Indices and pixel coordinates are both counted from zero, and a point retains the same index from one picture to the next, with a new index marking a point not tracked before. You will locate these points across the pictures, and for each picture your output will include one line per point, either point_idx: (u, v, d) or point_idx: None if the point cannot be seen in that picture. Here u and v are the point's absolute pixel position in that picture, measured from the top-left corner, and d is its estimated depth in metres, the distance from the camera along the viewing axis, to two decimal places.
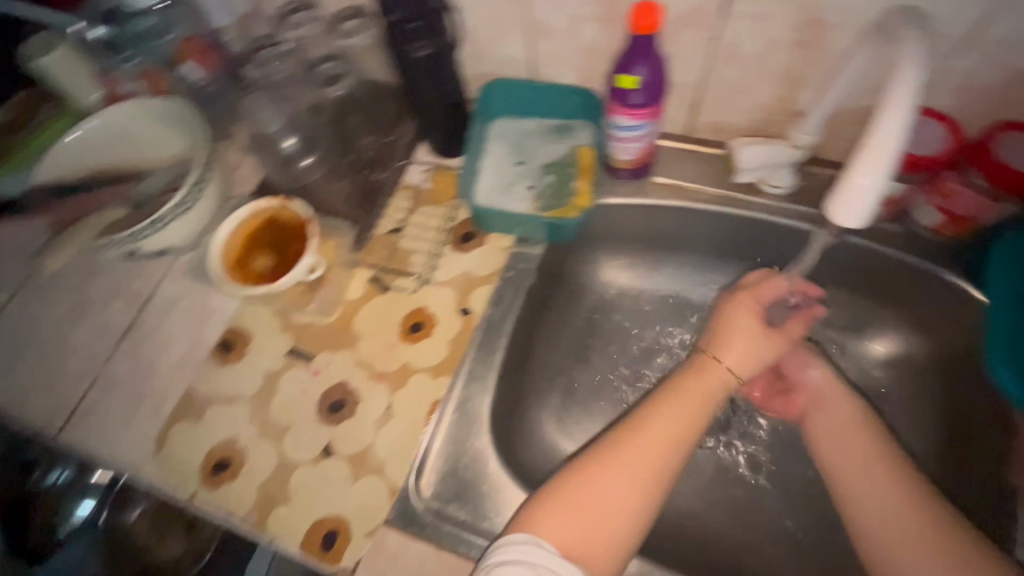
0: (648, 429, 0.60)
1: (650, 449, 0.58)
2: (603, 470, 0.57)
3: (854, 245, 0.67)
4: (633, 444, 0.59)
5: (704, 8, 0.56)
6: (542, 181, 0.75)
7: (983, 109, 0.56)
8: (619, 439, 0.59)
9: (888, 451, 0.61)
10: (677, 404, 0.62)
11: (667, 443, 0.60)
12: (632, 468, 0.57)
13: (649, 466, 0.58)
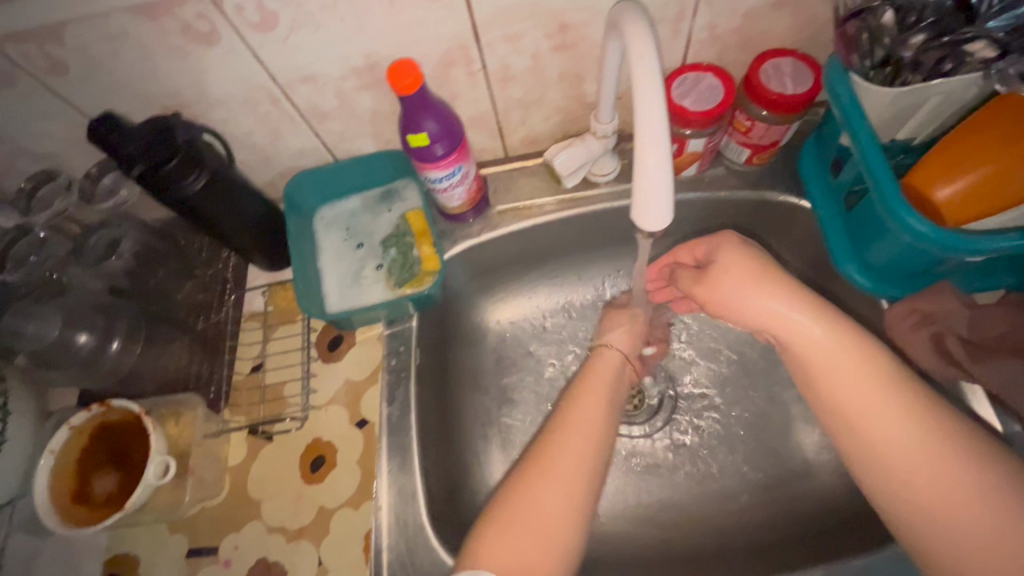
0: (541, 483, 0.52)
1: (547, 500, 0.51)
2: (499, 541, 0.49)
3: (693, 200, 0.70)
4: (525, 499, 0.52)
5: (459, 46, 0.55)
6: (387, 256, 0.70)
7: (736, 48, 0.59)
8: (512, 491, 0.53)
9: (890, 378, 0.49)
10: (592, 404, 0.59)
11: (568, 487, 0.52)
12: (535, 522, 0.50)
13: (554, 490, 0.52)
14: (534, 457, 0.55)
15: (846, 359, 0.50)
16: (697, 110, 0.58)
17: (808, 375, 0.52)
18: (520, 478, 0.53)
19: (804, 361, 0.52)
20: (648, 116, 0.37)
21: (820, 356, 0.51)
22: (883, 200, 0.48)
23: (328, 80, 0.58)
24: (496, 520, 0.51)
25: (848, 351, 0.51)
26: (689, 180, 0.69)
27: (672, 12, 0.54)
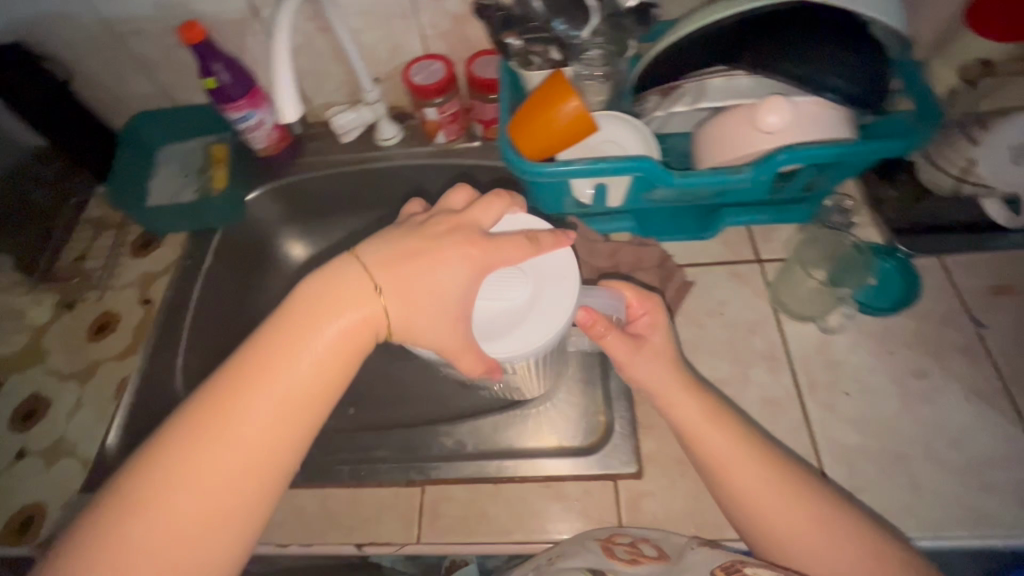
0: (292, 358, 0.41)
1: (276, 401, 0.40)
2: (183, 468, 0.38)
3: (453, 165, 0.89)
4: (250, 409, 0.40)
5: (245, 19, 0.75)
6: (200, 182, 0.87)
7: (462, 44, 0.80)
8: (237, 390, 0.40)
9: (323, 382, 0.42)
10: (406, 277, 0.43)
11: (314, 389, 0.42)
12: (225, 439, 0.39)
13: (300, 403, 0.41)
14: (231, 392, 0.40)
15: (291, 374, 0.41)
16: (421, 85, 0.78)
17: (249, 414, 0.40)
18: (236, 388, 0.40)
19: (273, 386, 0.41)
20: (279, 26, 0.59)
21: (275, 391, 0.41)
22: (504, 154, 0.64)
23: (152, 36, 0.77)
24: (129, 501, 0.37)
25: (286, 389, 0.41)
26: (447, 148, 0.89)
27: (398, 10, 0.75)
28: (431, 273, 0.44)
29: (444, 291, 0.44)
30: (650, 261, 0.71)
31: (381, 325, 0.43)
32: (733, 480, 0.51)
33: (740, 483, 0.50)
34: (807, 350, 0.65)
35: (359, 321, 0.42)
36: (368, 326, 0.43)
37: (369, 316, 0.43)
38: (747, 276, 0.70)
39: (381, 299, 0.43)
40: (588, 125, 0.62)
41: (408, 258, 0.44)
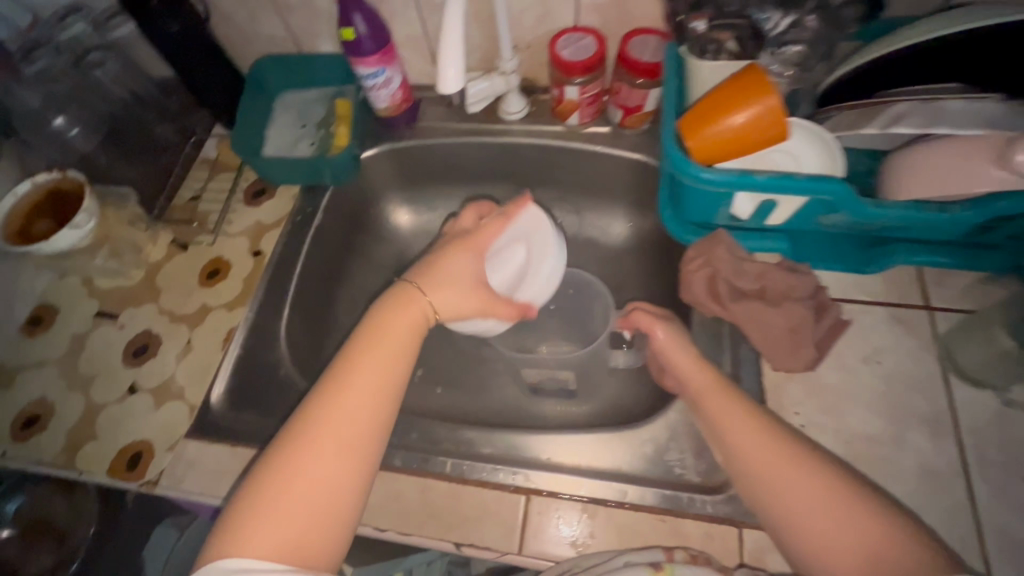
0: (365, 351, 0.52)
1: (365, 387, 0.50)
2: (305, 453, 0.46)
3: (579, 150, 0.83)
4: (347, 391, 0.49)
5: None
6: (318, 136, 0.85)
7: (618, 20, 0.72)
8: (331, 388, 0.49)
9: (384, 374, 0.51)
10: (445, 276, 0.57)
11: (388, 361, 0.52)
12: (332, 423, 0.48)
13: (387, 376, 0.51)
14: (318, 394, 0.49)
15: (365, 370, 0.51)
16: (568, 62, 0.72)
17: (341, 414, 0.48)
18: (331, 387, 0.50)
19: (353, 381, 0.50)
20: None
21: (362, 384, 0.50)
22: (666, 150, 0.57)
23: None
24: (272, 480, 0.45)
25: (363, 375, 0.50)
26: (575, 131, 0.83)
27: None
28: (452, 272, 0.58)
29: (465, 278, 0.58)
30: (803, 291, 0.63)
31: (427, 314, 0.56)
32: (777, 505, 0.48)
33: (789, 508, 0.48)
34: (980, 421, 0.57)
35: (411, 314, 0.55)
36: (420, 315, 0.56)
37: (418, 309, 0.56)
38: (912, 323, 0.62)
39: (422, 295, 0.56)
40: (772, 129, 0.54)
41: (433, 275, 0.57)
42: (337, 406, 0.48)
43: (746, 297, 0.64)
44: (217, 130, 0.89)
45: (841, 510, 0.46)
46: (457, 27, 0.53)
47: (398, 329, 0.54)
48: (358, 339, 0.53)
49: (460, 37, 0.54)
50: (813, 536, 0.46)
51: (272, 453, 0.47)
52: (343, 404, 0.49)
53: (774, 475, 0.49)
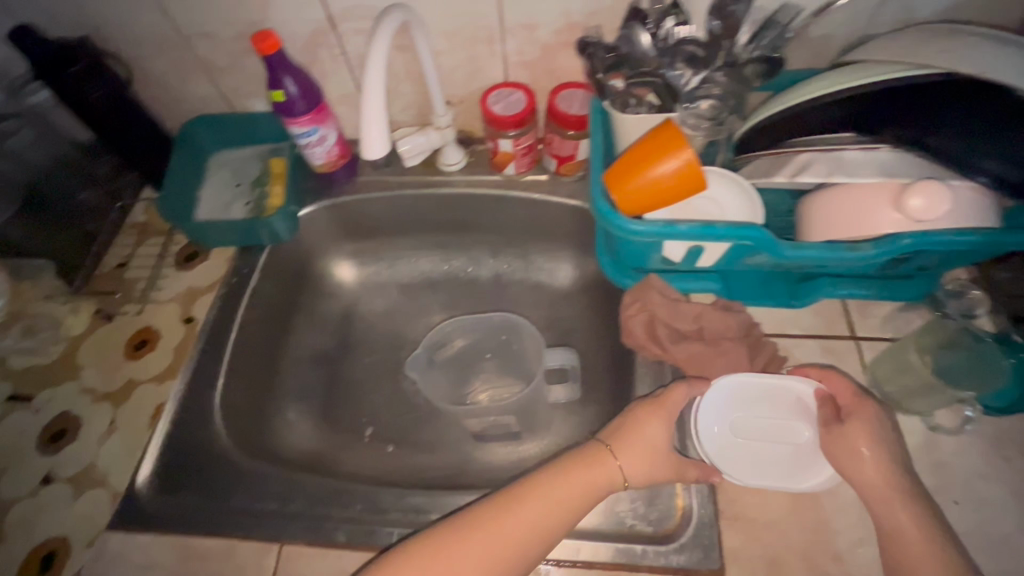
0: (564, 483, 0.55)
1: (524, 522, 0.52)
2: None
3: (520, 198, 0.85)
4: (496, 526, 0.52)
5: (321, 31, 0.70)
6: (254, 195, 0.83)
7: (546, 75, 0.75)
8: (504, 506, 0.53)
9: (542, 533, 0.53)
10: (637, 440, 0.57)
11: (548, 522, 0.53)
12: (501, 541, 0.51)
13: (565, 515, 0.54)
14: (478, 513, 0.53)
15: (536, 510, 0.53)
16: (500, 116, 0.73)
17: (494, 532, 0.52)
18: (514, 497, 0.54)
19: (510, 518, 0.53)
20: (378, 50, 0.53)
21: (521, 519, 0.52)
22: (595, 202, 0.59)
23: (220, 40, 0.73)
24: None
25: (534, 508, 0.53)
26: (515, 180, 0.84)
27: (484, 35, 0.70)
28: (649, 432, 0.57)
29: (658, 466, 0.56)
30: (738, 330, 0.65)
31: (616, 481, 0.56)
32: (893, 539, 0.51)
33: (897, 544, 0.50)
34: (911, 447, 0.59)
35: (602, 475, 0.56)
36: (608, 480, 0.56)
37: (607, 472, 0.56)
38: (841, 354, 0.65)
39: (619, 463, 0.56)
40: (693, 181, 0.56)
41: (625, 436, 0.57)
42: (484, 532, 0.52)
43: (685, 338, 0.65)
44: (145, 193, 0.86)
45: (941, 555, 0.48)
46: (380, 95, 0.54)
47: (578, 478, 0.55)
48: (547, 471, 0.56)
49: (381, 108, 0.55)
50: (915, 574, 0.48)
51: (408, 554, 0.51)
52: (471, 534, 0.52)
53: (887, 511, 0.51)
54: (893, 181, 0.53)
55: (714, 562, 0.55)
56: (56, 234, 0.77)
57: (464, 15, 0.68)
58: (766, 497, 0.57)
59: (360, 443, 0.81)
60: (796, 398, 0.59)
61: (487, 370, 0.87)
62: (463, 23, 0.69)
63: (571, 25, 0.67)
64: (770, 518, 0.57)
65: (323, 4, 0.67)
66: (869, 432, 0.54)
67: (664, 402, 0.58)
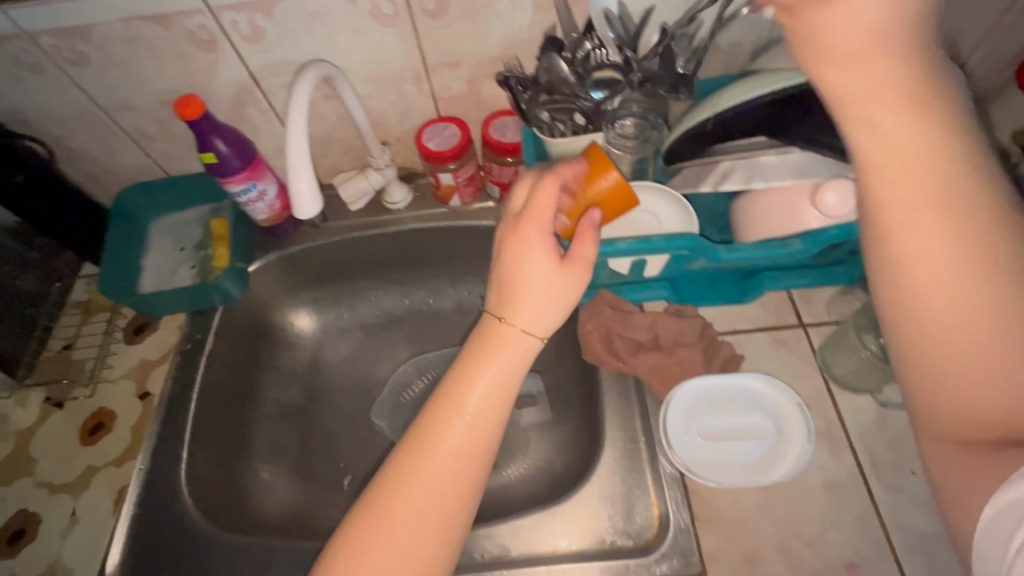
0: (473, 392, 0.48)
1: (451, 447, 0.46)
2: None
3: (468, 226, 0.86)
4: (422, 473, 0.45)
5: (246, 90, 0.70)
6: (200, 258, 0.82)
7: (476, 106, 0.76)
8: (424, 444, 0.47)
9: (474, 443, 0.47)
10: (535, 289, 0.49)
11: (481, 427, 0.47)
12: (438, 476, 0.45)
13: (488, 413, 0.47)
14: (404, 463, 0.46)
15: (464, 427, 0.47)
16: (435, 152, 0.74)
17: (433, 482, 0.45)
18: (429, 432, 0.47)
19: (432, 457, 0.46)
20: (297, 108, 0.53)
21: (449, 449, 0.46)
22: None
23: (144, 109, 0.72)
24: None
25: (459, 430, 0.47)
26: (461, 210, 0.85)
27: (409, 75, 0.71)
28: (542, 268, 0.49)
29: (566, 292, 0.50)
30: (692, 334, 0.66)
31: (530, 343, 0.49)
32: (922, 318, 0.37)
33: (933, 313, 0.36)
34: (865, 425, 0.61)
35: (506, 354, 0.49)
36: (516, 346, 0.49)
37: (514, 342, 0.49)
38: (792, 343, 0.67)
39: (520, 324, 0.49)
40: (626, 200, 0.58)
41: (517, 291, 0.49)
42: (410, 484, 0.45)
43: (642, 348, 0.67)
44: (87, 269, 0.84)
45: (977, 285, 0.35)
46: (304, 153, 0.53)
47: (489, 372, 0.48)
48: (457, 375, 0.48)
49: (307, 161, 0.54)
50: (941, 323, 0.36)
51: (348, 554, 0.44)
52: (413, 486, 0.45)
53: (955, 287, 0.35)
54: (809, 181, 0.55)
55: (696, 567, 0.56)
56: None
57: (387, 59, 0.68)
58: (738, 494, 0.59)
59: (339, 493, 0.80)
60: (776, 406, 0.61)
61: None
62: (386, 66, 0.69)
63: (493, 58, 0.69)
64: (743, 516, 0.58)
65: (243, 64, 0.67)
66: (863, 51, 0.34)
67: (544, 236, 0.49)
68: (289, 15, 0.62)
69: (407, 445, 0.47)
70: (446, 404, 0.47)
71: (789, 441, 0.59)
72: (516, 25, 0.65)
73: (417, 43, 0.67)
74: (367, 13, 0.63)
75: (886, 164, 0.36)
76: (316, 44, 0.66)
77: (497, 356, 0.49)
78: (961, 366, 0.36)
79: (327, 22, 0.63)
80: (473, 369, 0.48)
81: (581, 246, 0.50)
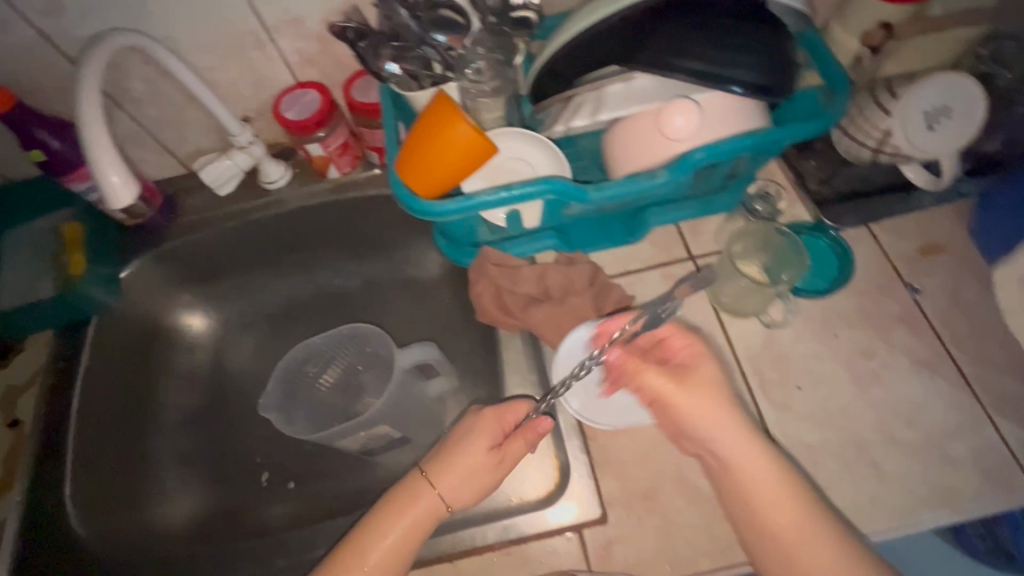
0: (386, 532, 0.52)
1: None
2: None
3: (356, 199, 0.81)
4: None
5: (64, 74, 0.63)
6: (57, 268, 0.74)
7: (336, 68, 0.71)
8: (339, 572, 0.50)
9: (388, 564, 0.51)
10: (459, 479, 0.53)
11: (397, 552, 0.51)
12: None
13: (406, 550, 0.52)
14: None
15: (377, 553, 0.51)
16: (296, 122, 0.69)
17: None
18: (346, 560, 0.51)
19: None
20: (87, 106, 0.50)
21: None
22: (392, 189, 0.56)
23: None
24: None
25: (373, 562, 0.50)
26: (345, 183, 0.80)
27: (250, 40, 0.65)
28: (463, 471, 0.54)
29: (483, 477, 0.54)
30: (581, 281, 0.65)
31: (441, 512, 0.53)
32: (774, 545, 0.48)
33: (766, 520, 0.49)
34: (753, 349, 0.61)
35: (422, 512, 0.53)
36: (432, 517, 0.53)
37: (429, 507, 0.53)
38: (681, 277, 0.66)
39: (437, 490, 0.53)
40: (485, 147, 0.55)
41: (444, 464, 0.54)
42: None
43: (533, 301, 0.65)
44: None
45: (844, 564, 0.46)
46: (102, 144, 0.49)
47: (406, 494, 0.53)
48: (382, 505, 0.53)
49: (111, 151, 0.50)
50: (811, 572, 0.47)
51: None
52: None
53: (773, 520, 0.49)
54: (652, 106, 0.54)
55: (596, 510, 0.56)
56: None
57: (218, 23, 0.62)
58: (634, 433, 0.59)
59: (257, 490, 0.77)
60: None
61: (366, 382, 0.74)
62: (219, 32, 0.63)
63: (337, 10, 0.63)
64: (639, 453, 0.58)
65: (49, 45, 0.60)
66: (715, 421, 0.52)
67: (478, 430, 0.55)
68: None
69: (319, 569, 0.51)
70: (366, 527, 0.52)
71: None
72: None
73: (246, 2, 0.60)
74: None
75: (707, 404, 0.52)
76: (130, 13, 0.59)
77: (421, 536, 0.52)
78: (803, 552, 0.47)
79: None
80: (401, 501, 0.53)
81: (513, 445, 0.55)
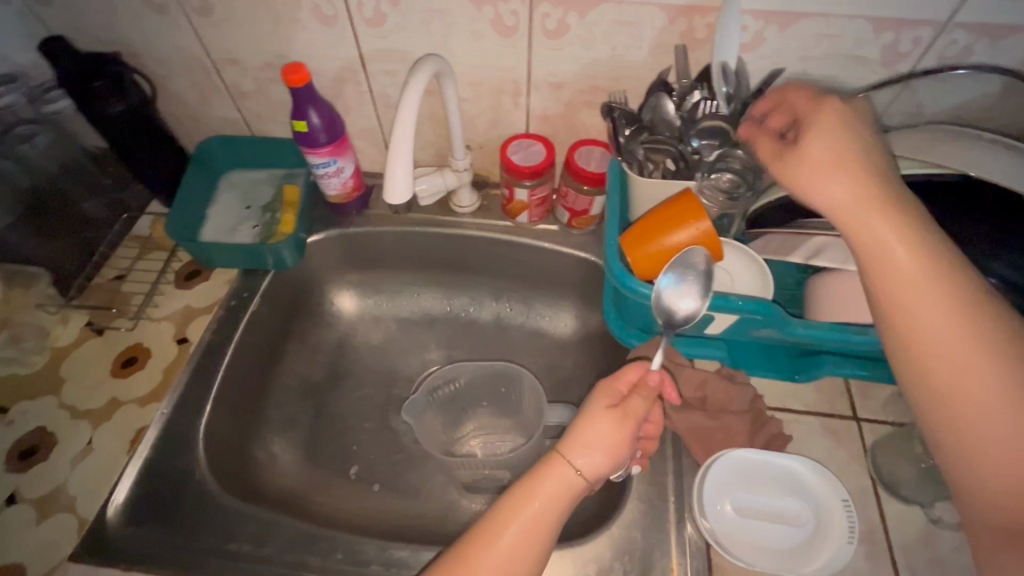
0: (528, 503, 0.49)
1: (514, 543, 0.48)
2: None
3: (528, 244, 0.85)
4: (481, 561, 0.47)
5: (351, 69, 0.72)
6: (262, 219, 0.83)
7: (565, 130, 0.76)
8: (484, 537, 0.48)
9: (531, 528, 0.49)
10: (592, 437, 0.51)
11: (541, 517, 0.49)
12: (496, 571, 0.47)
13: (550, 512, 0.49)
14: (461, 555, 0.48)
15: (522, 520, 0.49)
16: (518, 165, 0.74)
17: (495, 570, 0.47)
18: (490, 527, 0.49)
19: (490, 545, 0.48)
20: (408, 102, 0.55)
21: (512, 538, 0.48)
22: (608, 262, 0.61)
23: (250, 68, 0.74)
24: None
25: (517, 525, 0.49)
26: (525, 227, 0.85)
27: (510, 87, 0.71)
28: (599, 436, 0.51)
29: (618, 440, 0.51)
30: (740, 403, 0.64)
31: (579, 483, 0.51)
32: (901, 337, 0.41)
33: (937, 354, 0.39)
34: (907, 539, 0.58)
35: (559, 478, 0.50)
36: (569, 489, 0.50)
37: (564, 476, 0.50)
38: (841, 435, 0.64)
39: (573, 458, 0.51)
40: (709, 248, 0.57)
41: (575, 435, 0.52)
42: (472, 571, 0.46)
43: (686, 405, 0.65)
44: (154, 207, 0.86)
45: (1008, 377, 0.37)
46: (406, 135, 0.55)
47: (545, 467, 0.51)
48: (520, 480, 0.51)
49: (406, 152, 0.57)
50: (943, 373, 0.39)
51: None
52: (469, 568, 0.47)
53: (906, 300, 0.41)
54: None
55: None
56: (47, 243, 0.74)
57: (494, 66, 0.69)
58: None
59: (344, 480, 0.78)
60: (819, 498, 0.58)
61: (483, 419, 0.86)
62: (490, 74, 0.70)
63: (595, 87, 0.69)
64: None
65: (355, 44, 0.69)
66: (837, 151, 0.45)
67: (605, 393, 0.54)
68: (413, 7, 0.63)
69: (471, 533, 0.49)
70: (504, 497, 0.51)
71: (825, 538, 0.56)
72: (628, 59, 0.65)
73: (527, 59, 0.67)
74: (487, 20, 0.64)
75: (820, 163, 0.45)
76: (432, 41, 0.67)
77: (568, 494, 0.50)
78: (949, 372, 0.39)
79: (448, 21, 0.65)
80: (539, 477, 0.51)
81: (634, 399, 0.52)
